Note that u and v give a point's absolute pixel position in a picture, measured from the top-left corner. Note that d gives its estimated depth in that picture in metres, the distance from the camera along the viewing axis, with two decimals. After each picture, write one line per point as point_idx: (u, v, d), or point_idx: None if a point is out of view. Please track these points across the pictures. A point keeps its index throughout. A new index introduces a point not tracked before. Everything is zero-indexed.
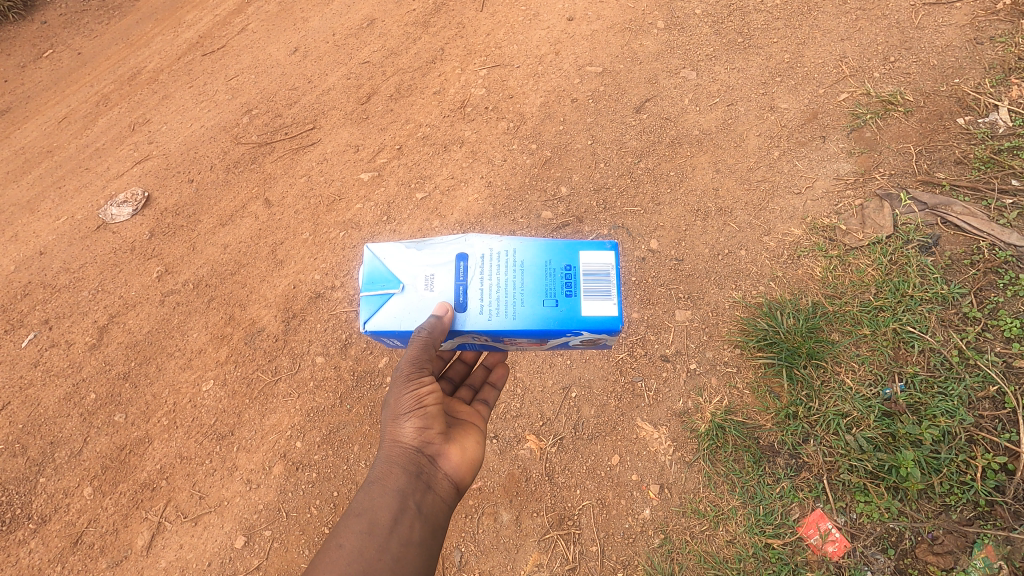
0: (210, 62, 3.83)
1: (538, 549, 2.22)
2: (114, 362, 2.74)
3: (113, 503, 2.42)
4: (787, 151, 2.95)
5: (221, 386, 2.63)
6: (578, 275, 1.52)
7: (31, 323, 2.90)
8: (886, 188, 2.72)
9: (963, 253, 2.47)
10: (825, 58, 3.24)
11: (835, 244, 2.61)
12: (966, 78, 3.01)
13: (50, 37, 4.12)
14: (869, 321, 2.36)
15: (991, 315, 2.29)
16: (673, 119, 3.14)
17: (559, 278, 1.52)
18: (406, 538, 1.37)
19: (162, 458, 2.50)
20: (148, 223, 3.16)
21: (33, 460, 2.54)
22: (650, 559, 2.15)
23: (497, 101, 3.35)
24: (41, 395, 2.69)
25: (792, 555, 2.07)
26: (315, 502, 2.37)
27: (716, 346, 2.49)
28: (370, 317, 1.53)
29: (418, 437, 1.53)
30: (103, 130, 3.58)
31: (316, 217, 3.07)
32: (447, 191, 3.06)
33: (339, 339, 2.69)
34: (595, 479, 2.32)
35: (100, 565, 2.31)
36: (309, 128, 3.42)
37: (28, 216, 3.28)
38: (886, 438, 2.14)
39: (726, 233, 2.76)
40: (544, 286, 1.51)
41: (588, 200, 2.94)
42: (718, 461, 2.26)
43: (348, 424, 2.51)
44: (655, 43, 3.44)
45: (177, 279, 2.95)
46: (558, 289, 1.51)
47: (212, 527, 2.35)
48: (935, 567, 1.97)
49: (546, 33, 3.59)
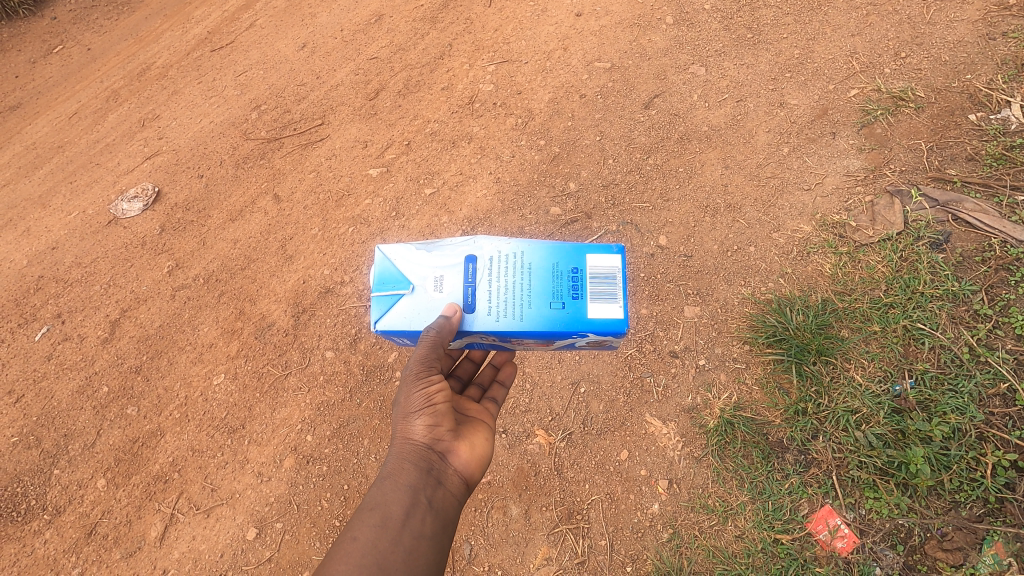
0: (218, 57, 3.84)
1: (548, 542, 2.23)
2: (126, 356, 2.77)
3: (126, 495, 2.45)
4: (797, 147, 2.94)
5: (232, 380, 2.65)
6: (585, 279, 1.52)
7: (44, 317, 2.93)
8: (896, 184, 2.71)
9: (974, 250, 2.46)
10: (835, 54, 3.22)
11: (845, 241, 2.61)
12: (978, 74, 2.99)
13: (60, 33, 4.14)
14: (879, 318, 2.36)
15: (1002, 313, 2.28)
16: (682, 115, 3.13)
17: (566, 282, 1.52)
18: (419, 531, 1.38)
19: (174, 451, 2.53)
20: (159, 218, 3.18)
21: (47, 452, 2.57)
22: (659, 553, 2.16)
23: (505, 97, 3.35)
24: (54, 388, 2.72)
25: (800, 550, 2.07)
26: (325, 495, 2.39)
27: (725, 342, 2.50)
28: (381, 317, 1.54)
29: (428, 434, 1.54)
30: (113, 125, 3.60)
31: (326, 213, 3.08)
32: (456, 187, 3.07)
33: (349, 333, 2.71)
34: (604, 473, 2.33)
35: (114, 556, 2.35)
36: (318, 123, 3.43)
37: (40, 210, 3.30)
38: (896, 435, 2.14)
39: (735, 230, 2.75)
40: (551, 289, 1.51)
41: (597, 196, 2.94)
42: (727, 456, 2.26)
43: (358, 418, 2.52)
44: (664, 39, 3.43)
45: (187, 274, 2.97)
46: (565, 291, 1.51)
47: (224, 519, 2.38)
48: (945, 563, 1.98)
49: (555, 28, 3.59)
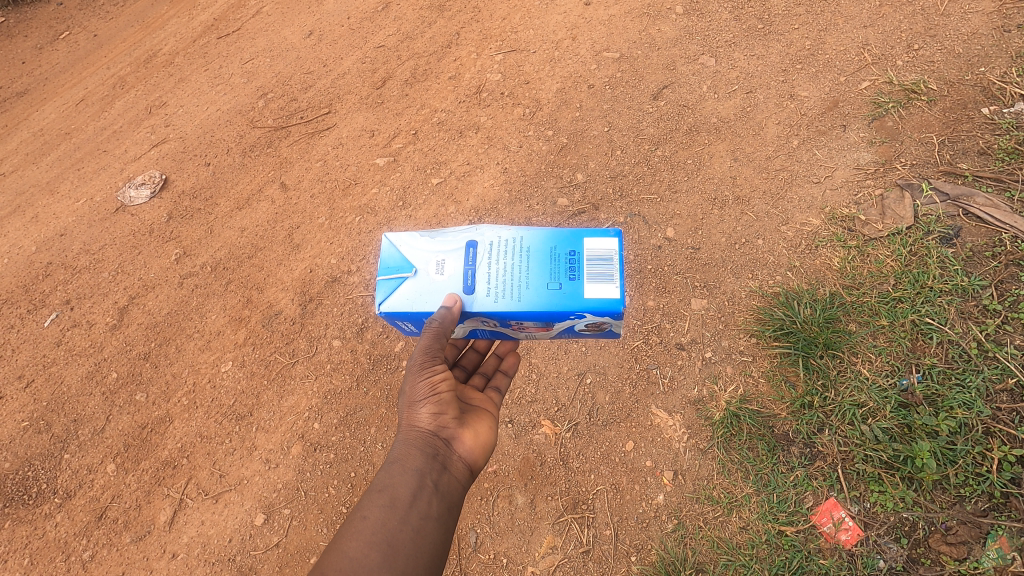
0: (225, 44, 3.83)
1: (552, 531, 2.24)
2: (135, 343, 2.79)
3: (136, 480, 2.47)
4: (807, 140, 2.93)
5: (240, 368, 2.67)
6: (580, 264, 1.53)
7: (53, 304, 2.94)
8: (907, 178, 2.69)
9: (985, 245, 2.44)
10: (847, 45, 3.19)
11: (854, 235, 2.60)
12: (992, 67, 2.94)
13: (66, 19, 4.14)
14: (887, 312, 2.36)
15: (1012, 308, 2.27)
16: (692, 106, 3.11)
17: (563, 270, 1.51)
18: (426, 511, 1.40)
19: (183, 437, 2.55)
20: (167, 206, 3.18)
21: (57, 437, 2.60)
22: (663, 543, 2.17)
23: (513, 86, 3.33)
24: (64, 374, 2.74)
25: (804, 542, 2.08)
26: (332, 483, 2.40)
27: (731, 335, 2.50)
28: (385, 300, 1.55)
29: (433, 421, 1.56)
30: (120, 112, 3.60)
31: (332, 202, 3.08)
32: (462, 177, 3.06)
33: (356, 322, 2.72)
34: (609, 464, 2.34)
35: (124, 540, 2.36)
36: (325, 112, 3.42)
37: (48, 197, 3.31)
38: (902, 429, 2.15)
39: (743, 222, 2.74)
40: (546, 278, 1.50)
41: (605, 187, 2.93)
42: (732, 448, 2.27)
43: (365, 407, 2.54)
44: (674, 29, 3.40)
45: (195, 262, 2.99)
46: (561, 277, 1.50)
47: (233, 505, 2.39)
48: (948, 557, 1.97)
49: (563, 17, 3.57)
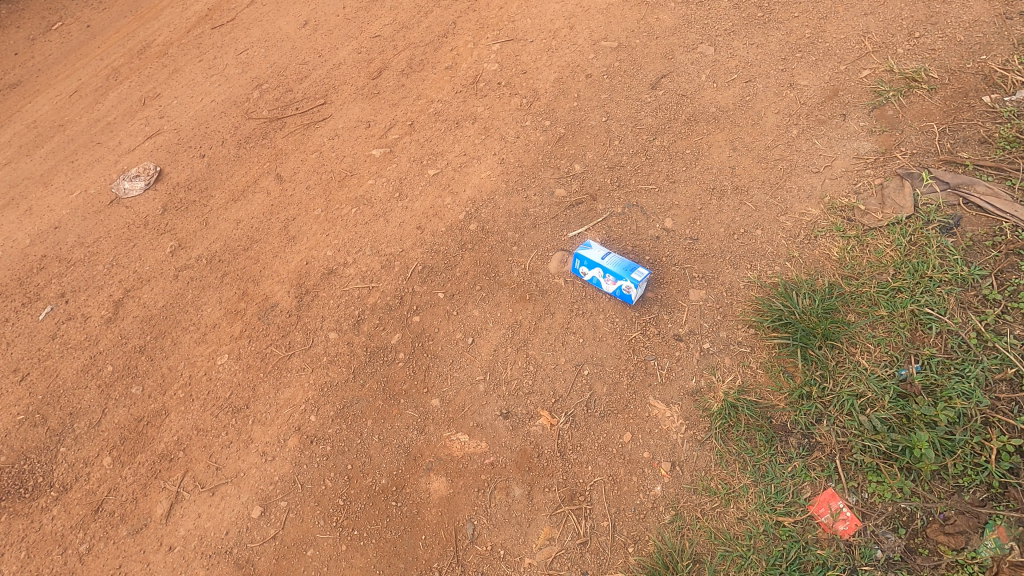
0: (219, 35, 3.79)
1: (550, 523, 2.22)
2: (130, 336, 2.77)
3: (133, 473, 2.46)
4: (806, 129, 2.90)
5: (236, 360, 2.66)
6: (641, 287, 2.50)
7: (48, 297, 2.92)
8: (907, 167, 2.67)
9: (985, 234, 2.42)
10: (847, 33, 3.16)
11: (853, 224, 2.58)
12: (993, 54, 2.92)
13: (59, 10, 4.10)
14: (886, 303, 2.34)
15: (1012, 297, 2.25)
16: (690, 96, 3.09)
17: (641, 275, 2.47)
18: None
19: (179, 430, 2.54)
20: (161, 198, 3.16)
21: (54, 430, 2.59)
22: (661, 534, 2.15)
23: (509, 76, 3.30)
24: (59, 367, 2.73)
25: (802, 532, 2.07)
26: (329, 475, 2.38)
27: (730, 326, 2.48)
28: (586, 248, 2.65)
29: None
30: (114, 104, 3.56)
31: (328, 193, 3.06)
32: (459, 168, 3.04)
33: (352, 314, 2.70)
34: (607, 455, 2.32)
35: (120, 532, 2.35)
36: (320, 103, 3.39)
37: (42, 189, 3.28)
38: (901, 419, 2.14)
39: (742, 213, 2.72)
40: (625, 290, 2.54)
41: (602, 177, 2.91)
42: (730, 439, 2.26)
43: (362, 399, 2.51)
44: (673, 18, 3.37)
45: (190, 255, 2.97)
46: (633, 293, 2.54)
47: (229, 497, 2.37)
48: (946, 547, 1.97)
49: (561, 7, 3.55)
